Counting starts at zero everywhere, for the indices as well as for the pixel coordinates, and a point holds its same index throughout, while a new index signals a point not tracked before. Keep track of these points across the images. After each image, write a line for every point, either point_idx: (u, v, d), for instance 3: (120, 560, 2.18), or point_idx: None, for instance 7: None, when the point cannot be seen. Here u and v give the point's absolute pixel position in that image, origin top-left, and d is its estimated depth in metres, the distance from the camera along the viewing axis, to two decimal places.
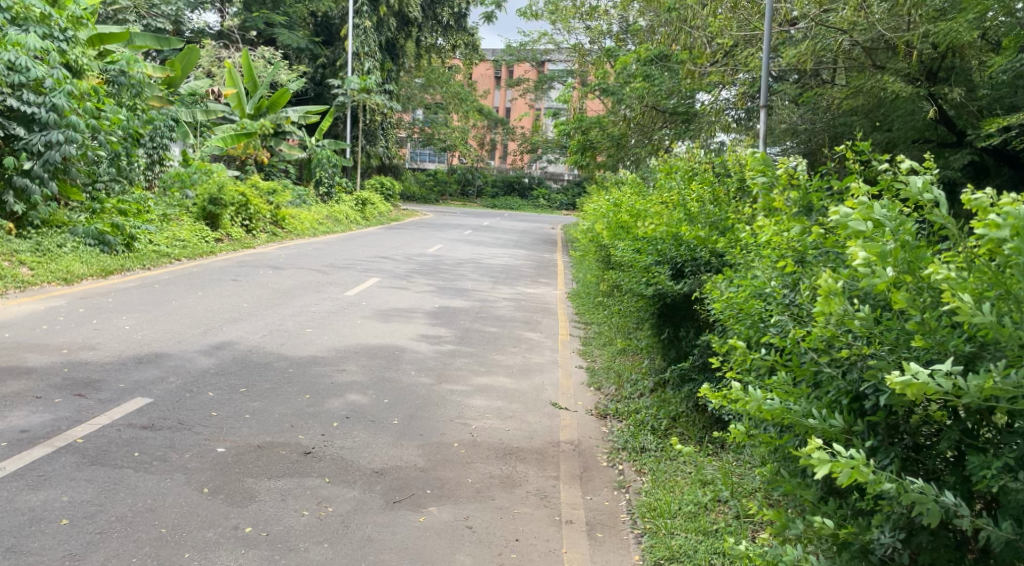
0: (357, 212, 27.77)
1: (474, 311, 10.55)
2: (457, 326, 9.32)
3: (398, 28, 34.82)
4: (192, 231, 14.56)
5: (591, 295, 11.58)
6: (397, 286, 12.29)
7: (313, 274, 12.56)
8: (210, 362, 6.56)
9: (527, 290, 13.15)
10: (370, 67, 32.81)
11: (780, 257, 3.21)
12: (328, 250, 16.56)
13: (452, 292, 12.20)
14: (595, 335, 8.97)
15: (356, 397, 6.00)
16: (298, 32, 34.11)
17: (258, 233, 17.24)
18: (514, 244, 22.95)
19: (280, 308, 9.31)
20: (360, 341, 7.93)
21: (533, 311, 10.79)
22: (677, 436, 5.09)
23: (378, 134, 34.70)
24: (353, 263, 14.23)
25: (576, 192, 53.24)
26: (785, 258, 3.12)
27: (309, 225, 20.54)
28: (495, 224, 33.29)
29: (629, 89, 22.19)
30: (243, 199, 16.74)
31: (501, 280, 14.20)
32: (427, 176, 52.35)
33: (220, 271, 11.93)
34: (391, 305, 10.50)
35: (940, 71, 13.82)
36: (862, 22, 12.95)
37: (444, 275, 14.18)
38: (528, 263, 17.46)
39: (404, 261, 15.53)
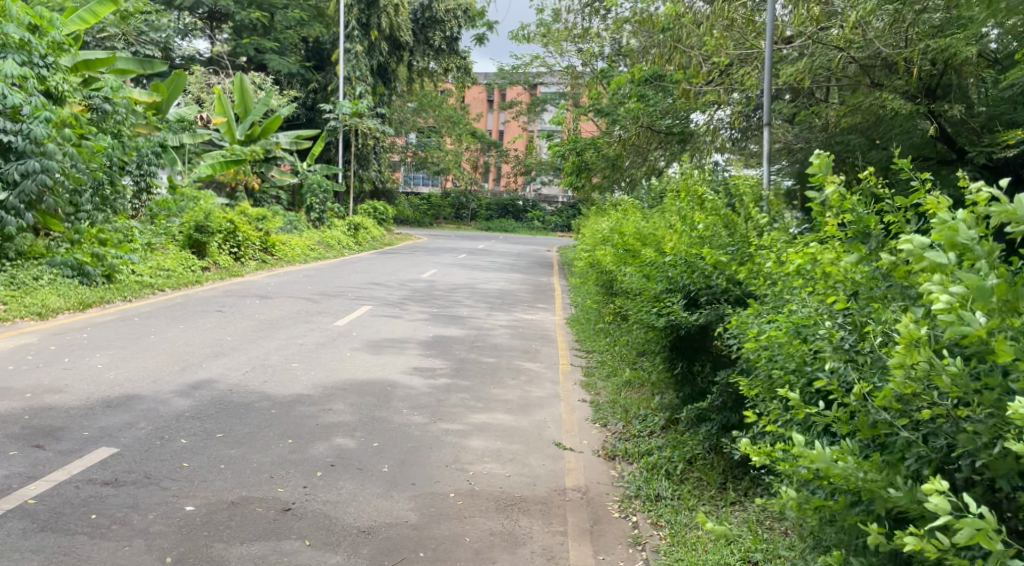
0: (350, 237, 27.37)
1: (470, 339, 10.09)
2: (454, 357, 8.85)
3: (389, 52, 34.64)
4: (177, 260, 14.12)
5: (592, 321, 11.16)
6: (390, 314, 11.83)
7: (302, 303, 12.11)
8: (187, 404, 6.09)
9: (524, 316, 12.70)
10: (362, 92, 32.59)
11: (824, 291, 2.88)
12: (319, 277, 16.10)
13: (447, 320, 11.75)
14: (599, 364, 8.54)
15: (344, 441, 5.53)
16: (289, 57, 33.90)
17: (247, 261, 16.81)
18: (510, 268, 22.52)
19: (266, 341, 8.85)
20: (349, 376, 7.46)
21: (532, 340, 10.34)
22: (695, 482, 4.67)
23: (371, 159, 34.39)
24: (344, 291, 13.78)
25: (570, 214, 53.05)
26: (831, 293, 2.80)
27: (300, 252, 20.10)
28: (490, 247, 32.93)
29: (624, 109, 21.92)
30: (231, 226, 16.32)
31: (497, 306, 13.76)
32: (420, 200, 52.09)
33: (205, 302, 11.47)
34: (383, 335, 10.04)
35: (938, 89, 13.36)
36: (858, 40, 12.81)
37: (438, 302, 13.73)
38: (524, 288, 17.04)
39: (397, 287, 15.09)
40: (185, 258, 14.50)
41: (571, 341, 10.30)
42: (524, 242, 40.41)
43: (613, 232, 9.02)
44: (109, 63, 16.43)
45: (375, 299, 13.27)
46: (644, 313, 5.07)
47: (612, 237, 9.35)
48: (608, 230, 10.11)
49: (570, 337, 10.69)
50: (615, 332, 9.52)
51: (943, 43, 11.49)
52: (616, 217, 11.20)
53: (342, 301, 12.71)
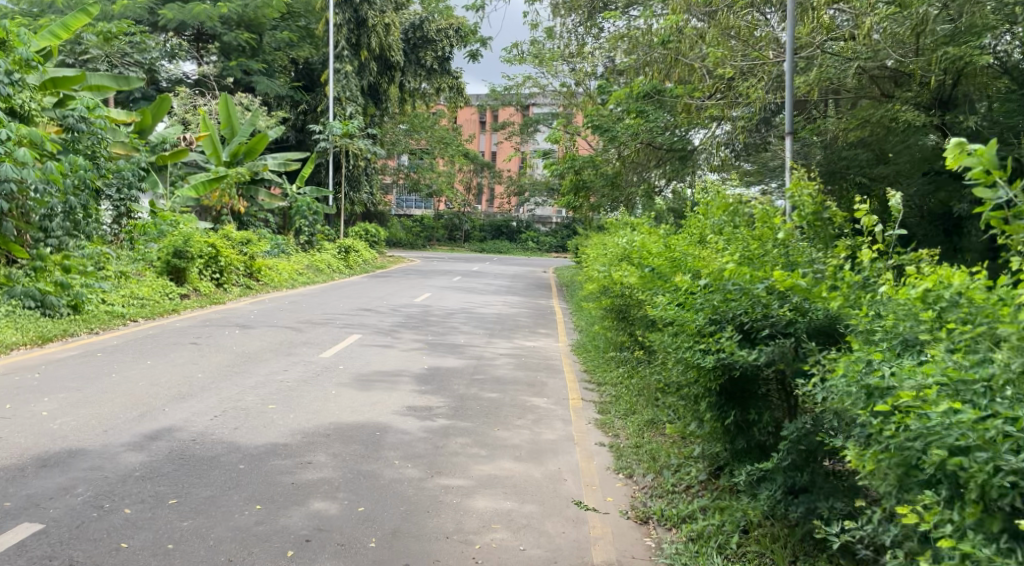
0: (341, 261, 26.51)
1: (471, 371, 9.20)
2: (453, 392, 7.95)
3: (379, 73, 34.01)
4: (153, 288, 13.19)
5: (600, 348, 10.31)
6: (382, 343, 10.94)
7: (286, 333, 11.19)
8: (139, 459, 5.17)
9: (526, 344, 11.79)
10: (353, 112, 31.89)
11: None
12: (306, 303, 15.20)
13: (444, 348, 10.87)
14: (615, 399, 7.68)
15: (324, 505, 4.61)
16: (278, 79, 33.21)
17: (230, 287, 15.89)
18: (507, 291, 21.68)
19: (243, 377, 7.94)
20: (334, 418, 6.56)
21: (538, 370, 9.46)
22: (755, 557, 3.78)
23: (362, 180, 33.52)
24: (333, 318, 12.88)
25: (565, 234, 52.38)
26: None
27: (287, 277, 19.23)
28: (485, 269, 32.14)
29: (623, 125, 21.18)
30: (211, 250, 15.42)
31: (496, 332, 12.84)
32: (413, 222, 51.34)
33: (180, 333, 10.54)
34: (375, 367, 9.14)
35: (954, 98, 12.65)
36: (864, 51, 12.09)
37: (434, 328, 12.84)
38: (524, 312, 16.18)
39: (390, 313, 14.20)
40: (163, 286, 13.56)
41: (579, 371, 9.45)
42: (520, 263, 39.63)
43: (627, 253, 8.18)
44: (82, 82, 15.55)
45: (367, 327, 12.38)
46: (685, 346, 4.20)
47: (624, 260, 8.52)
48: (619, 252, 9.29)
49: (578, 366, 9.83)
50: (628, 363, 8.68)
51: (955, 52, 10.57)
52: (625, 238, 10.39)
53: (330, 329, 11.82)
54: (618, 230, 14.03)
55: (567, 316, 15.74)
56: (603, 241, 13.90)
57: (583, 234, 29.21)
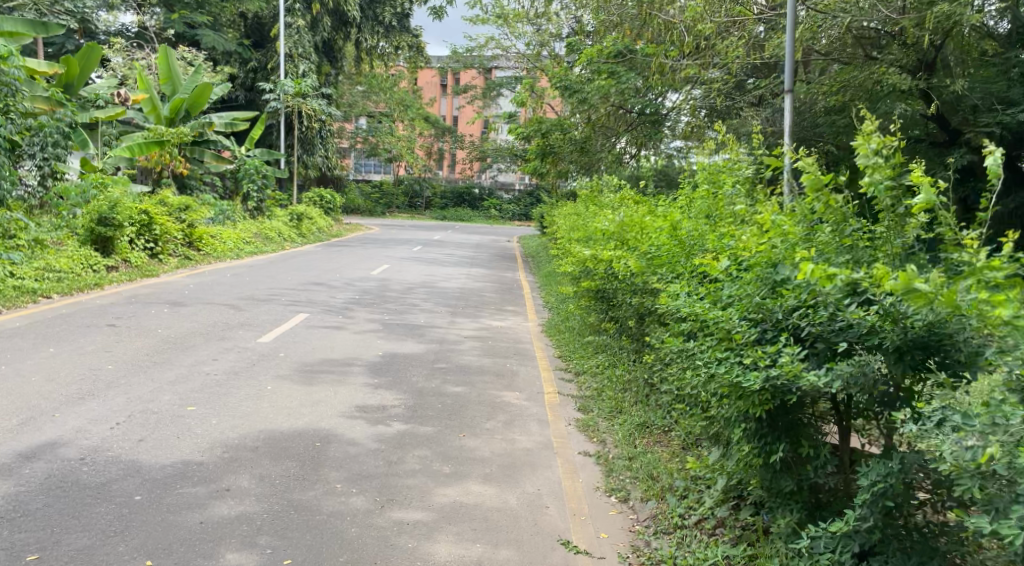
0: (294, 228, 24.99)
1: (432, 359, 8.15)
2: (412, 386, 6.89)
3: (334, 28, 32.70)
4: (75, 260, 11.84)
5: (576, 331, 9.31)
6: (333, 324, 9.81)
7: (223, 312, 9.98)
8: (5, 490, 4.04)
9: (492, 324, 10.75)
10: (305, 69, 30.28)
11: None
12: (251, 276, 13.94)
13: (401, 330, 9.79)
14: (598, 393, 6.70)
15: (238, 557, 3.55)
16: (225, 35, 31.30)
17: (167, 258, 14.58)
18: (469, 262, 20.55)
19: (162, 368, 6.76)
20: (266, 424, 5.45)
21: (508, 357, 8.44)
22: None
23: (317, 143, 31.93)
24: (280, 294, 11.69)
25: (529, 202, 51.23)
26: None
27: (232, 246, 17.87)
28: (446, 237, 30.83)
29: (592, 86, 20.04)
30: (145, 218, 14.05)
31: (460, 310, 11.80)
32: (372, 188, 49.82)
33: (98, 312, 9.26)
34: (322, 355, 8.03)
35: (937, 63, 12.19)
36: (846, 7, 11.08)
37: (390, 306, 11.71)
38: (488, 286, 15.15)
39: (343, 288, 13.02)
40: (87, 257, 12.22)
41: (553, 357, 8.48)
42: (482, 231, 38.47)
43: (607, 226, 7.19)
44: None
45: (316, 304, 11.21)
46: (716, 353, 3.26)
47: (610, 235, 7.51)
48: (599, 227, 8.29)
49: (551, 350, 8.87)
50: (611, 349, 7.73)
51: (944, 10, 9.89)
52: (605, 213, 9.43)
53: (275, 307, 10.66)
54: (592, 199, 13.04)
55: (534, 290, 14.76)
56: (576, 209, 12.93)
57: (549, 202, 28.10)
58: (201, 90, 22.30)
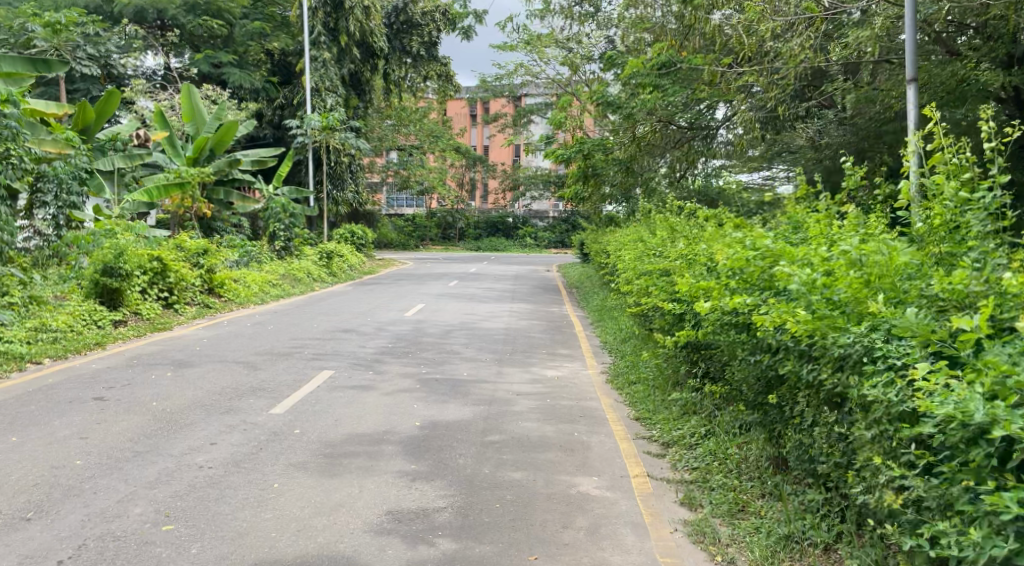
0: (324, 267, 23.71)
1: (481, 429, 6.63)
2: (458, 474, 5.36)
3: (362, 60, 31.57)
4: (75, 315, 10.60)
5: (654, 381, 7.83)
6: (362, 383, 8.37)
7: (237, 372, 8.62)
8: None
9: (547, 374, 9.24)
10: (333, 103, 29.39)
11: None
12: (274, 325, 12.61)
13: (441, 388, 8.31)
14: (706, 477, 5.21)
15: None
16: (252, 71, 30.61)
17: (183, 308, 13.34)
18: (510, 296, 19.14)
19: (143, 459, 5.32)
20: (268, 551, 3.98)
21: (572, 421, 6.92)
22: None
23: (347, 177, 30.86)
24: (304, 346, 10.31)
25: (564, 229, 50.03)
26: None
27: (256, 291, 16.69)
28: (482, 270, 29.48)
29: (637, 102, 18.91)
30: (158, 265, 12.81)
31: (508, 356, 10.30)
32: (404, 222, 48.88)
33: (90, 378, 7.94)
34: (347, 428, 6.56)
35: None
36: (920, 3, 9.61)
37: (427, 355, 10.23)
38: (535, 324, 13.70)
39: (374, 336, 11.60)
40: (90, 312, 10.97)
41: (629, 419, 6.99)
42: (519, 261, 37.18)
43: (705, 260, 5.77)
44: None
45: (343, 357, 9.79)
46: None
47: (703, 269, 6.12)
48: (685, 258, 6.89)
49: (626, 409, 7.37)
50: (708, 409, 6.29)
51: None
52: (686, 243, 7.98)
53: (295, 363, 9.25)
54: (652, 225, 11.56)
55: (587, 327, 13.27)
56: (637, 235, 11.51)
57: (590, 229, 26.66)
58: (228, 129, 21.35)
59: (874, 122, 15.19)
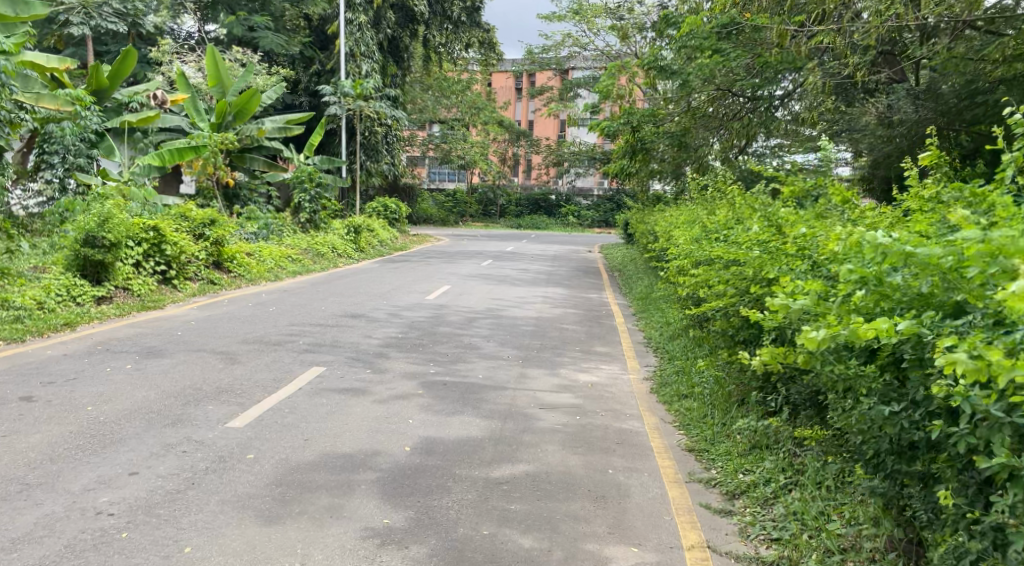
0: (351, 242, 22.28)
1: (490, 457, 5.13)
2: (444, 535, 3.86)
3: (400, 25, 30.55)
4: (49, 291, 9.39)
5: (712, 398, 6.32)
6: (354, 386, 6.92)
7: (211, 366, 7.28)
8: None
9: (580, 380, 7.71)
10: (368, 70, 28.09)
11: None
12: (278, 305, 11.30)
13: (449, 394, 6.81)
14: (794, 558, 3.75)
15: None
16: (288, 37, 29.49)
17: (183, 284, 12.12)
18: (546, 279, 17.62)
19: (27, 499, 3.99)
20: None
21: (605, 451, 5.38)
22: None
23: (382, 149, 29.51)
24: (303, 335, 8.98)
25: (608, 208, 48.17)
26: None
27: (270, 266, 15.49)
28: (520, 249, 27.91)
29: (692, 67, 17.12)
30: (153, 235, 11.55)
31: (536, 354, 8.78)
32: (445, 198, 47.49)
33: (33, 370, 6.69)
34: (319, 448, 5.11)
35: None
36: None
37: (441, 349, 8.78)
38: (571, 313, 12.16)
39: (385, 323, 10.17)
40: (68, 287, 9.73)
41: (680, 450, 5.49)
42: (560, 240, 35.54)
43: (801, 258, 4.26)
44: None
45: (341, 351, 8.36)
46: None
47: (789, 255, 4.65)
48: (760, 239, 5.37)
49: (677, 435, 5.86)
50: (787, 447, 4.86)
51: None
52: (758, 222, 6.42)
53: (284, 356, 7.87)
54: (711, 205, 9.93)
55: (628, 319, 11.69)
56: (694, 214, 9.87)
57: (635, 209, 24.99)
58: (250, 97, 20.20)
59: (958, 95, 12.79)
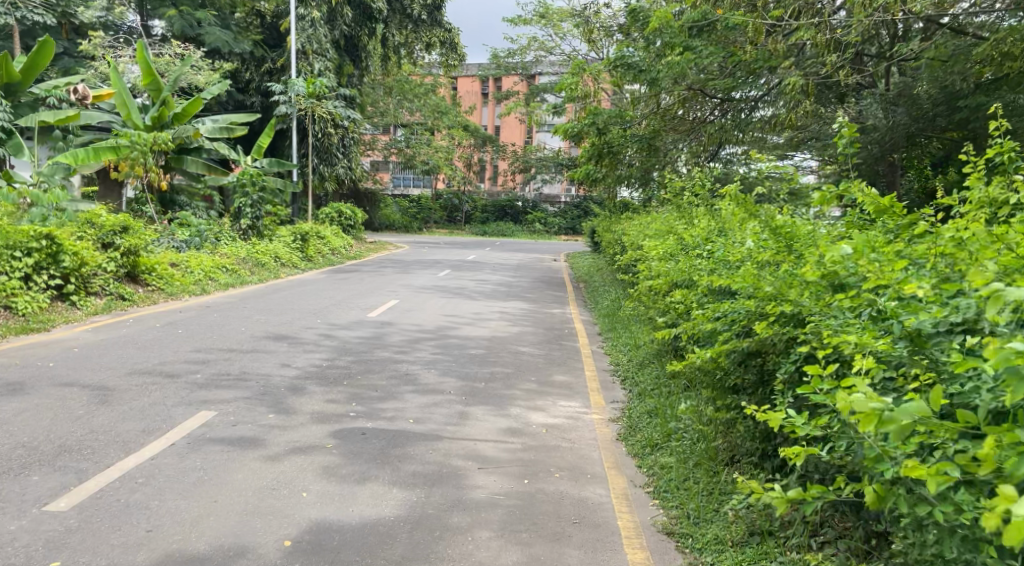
0: (298, 251, 20.75)
1: (398, 554, 3.76)
2: None
3: (357, 22, 29.07)
4: None
5: (695, 452, 5.07)
6: (247, 435, 5.47)
7: (70, 409, 5.83)
8: None
9: (533, 423, 6.33)
10: (321, 68, 26.52)
11: None
12: (192, 325, 9.83)
13: (368, 446, 5.38)
14: None
15: None
16: (238, 33, 27.85)
17: (85, 300, 10.58)
18: (506, 292, 16.24)
19: None
20: None
21: (557, 540, 4.02)
22: None
23: (336, 152, 27.88)
24: (207, 363, 7.50)
25: (576, 215, 46.99)
26: None
27: (198, 278, 13.94)
28: (482, 257, 26.51)
29: (663, 64, 15.98)
30: (47, 245, 10.00)
31: (481, 387, 7.39)
32: (409, 203, 45.85)
33: None
34: (163, 545, 3.71)
35: None
36: None
37: (369, 381, 7.35)
38: (529, 333, 10.78)
39: (310, 347, 8.69)
40: None
41: (656, 532, 4.22)
42: (526, 248, 34.16)
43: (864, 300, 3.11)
44: None
45: (246, 385, 6.88)
46: None
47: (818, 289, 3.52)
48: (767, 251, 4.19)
49: (653, 509, 4.58)
50: (801, 539, 3.68)
51: None
52: (753, 225, 5.23)
53: (172, 392, 6.39)
54: (688, 214, 8.70)
55: (593, 340, 10.35)
56: (671, 223, 8.59)
57: (603, 216, 23.73)
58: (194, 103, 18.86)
59: None
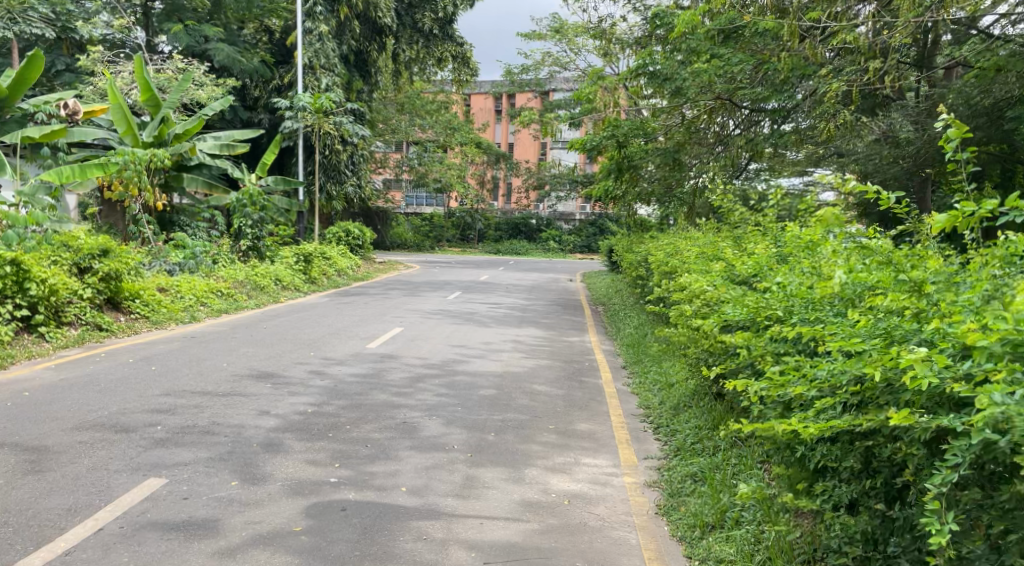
0: (300, 273, 19.80)
1: None
2: None
3: (366, 37, 28.26)
4: None
5: (763, 544, 4.01)
6: (198, 516, 4.41)
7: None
8: None
9: (552, 492, 5.21)
10: (329, 84, 25.66)
11: None
12: (169, 360, 8.80)
13: (346, 530, 4.30)
14: None
15: None
16: (245, 49, 27.12)
17: (55, 332, 9.61)
18: (520, 316, 15.12)
19: None
20: None
21: None
22: None
23: (345, 169, 26.92)
24: (172, 412, 6.45)
25: (591, 232, 45.88)
26: None
27: (189, 303, 12.96)
28: (495, 278, 25.49)
29: (688, 73, 14.91)
30: (12, 271, 9.05)
31: (490, 440, 6.27)
32: (421, 221, 45.01)
33: None
34: None
35: None
36: None
37: (360, 433, 6.25)
38: (546, 368, 9.65)
39: (296, 388, 7.61)
40: None
41: None
42: (540, 267, 33.07)
43: None
44: None
45: (212, 440, 5.82)
46: None
47: (984, 368, 2.56)
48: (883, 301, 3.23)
49: None
50: None
51: None
52: (839, 257, 4.23)
53: (120, 454, 5.33)
54: (735, 241, 7.65)
55: (619, 377, 9.20)
56: (715, 247, 7.49)
57: (622, 235, 22.61)
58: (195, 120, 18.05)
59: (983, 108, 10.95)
